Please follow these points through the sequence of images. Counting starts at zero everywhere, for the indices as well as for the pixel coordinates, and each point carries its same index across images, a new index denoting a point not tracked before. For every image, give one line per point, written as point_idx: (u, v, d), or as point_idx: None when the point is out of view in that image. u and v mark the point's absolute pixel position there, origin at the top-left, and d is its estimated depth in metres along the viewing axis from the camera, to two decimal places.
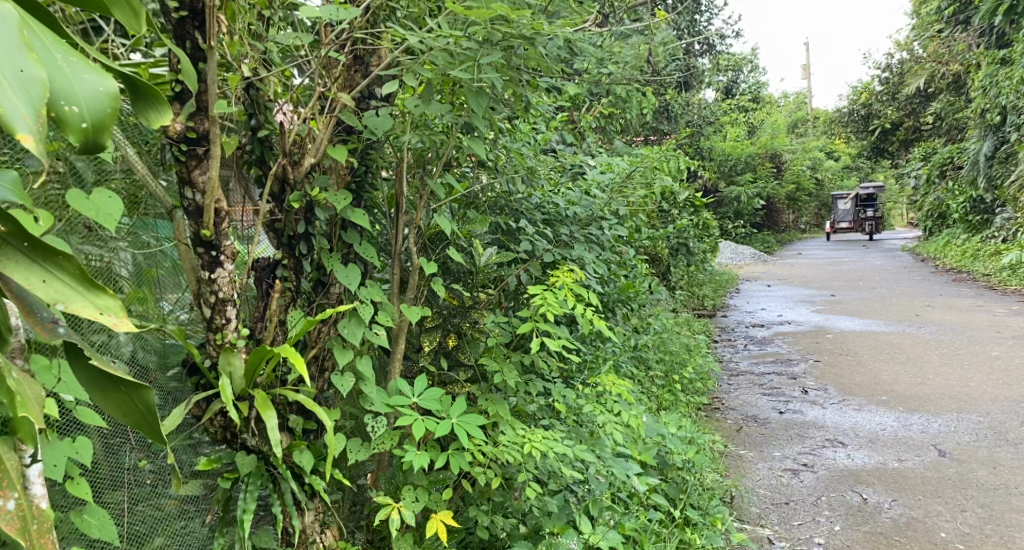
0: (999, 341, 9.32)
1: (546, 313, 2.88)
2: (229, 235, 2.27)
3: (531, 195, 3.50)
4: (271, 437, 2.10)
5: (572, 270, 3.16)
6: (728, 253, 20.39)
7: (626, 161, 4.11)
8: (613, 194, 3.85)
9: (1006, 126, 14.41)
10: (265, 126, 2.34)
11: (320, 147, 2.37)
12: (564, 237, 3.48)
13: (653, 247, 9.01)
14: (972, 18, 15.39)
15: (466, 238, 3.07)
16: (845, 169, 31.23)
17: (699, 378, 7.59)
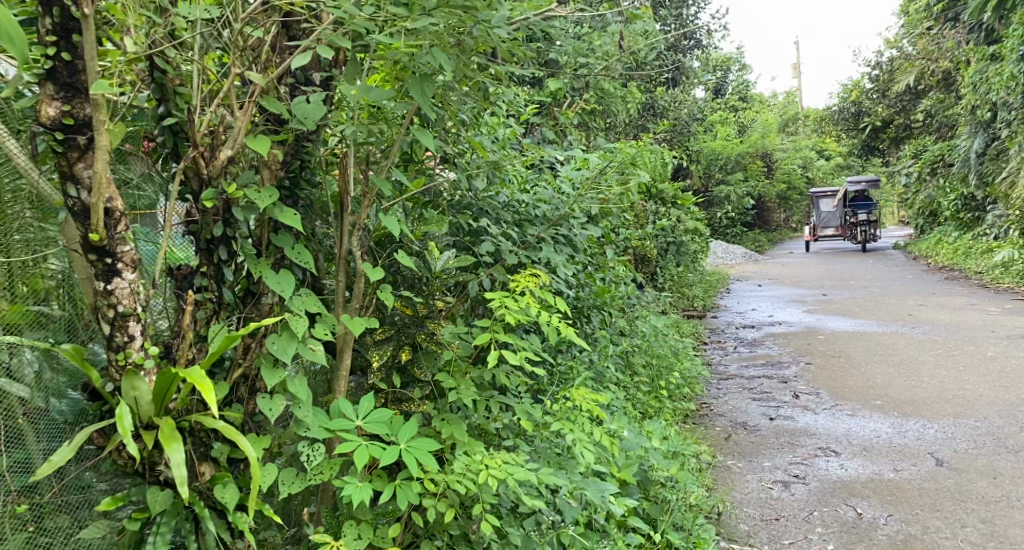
0: (993, 341, 9.11)
1: (506, 322, 2.68)
2: (127, 241, 2.12)
3: (497, 192, 3.35)
4: (178, 475, 1.94)
5: (538, 274, 2.91)
6: (718, 252, 20.15)
7: (601, 154, 3.87)
8: (588, 191, 3.59)
9: (997, 122, 14.22)
10: (172, 113, 2.20)
11: (238, 138, 2.19)
12: (531, 238, 3.28)
13: (639, 246, 8.76)
14: (963, 13, 15.18)
15: (419, 240, 2.92)
16: (836, 168, 31.00)
17: (687, 383, 7.34)
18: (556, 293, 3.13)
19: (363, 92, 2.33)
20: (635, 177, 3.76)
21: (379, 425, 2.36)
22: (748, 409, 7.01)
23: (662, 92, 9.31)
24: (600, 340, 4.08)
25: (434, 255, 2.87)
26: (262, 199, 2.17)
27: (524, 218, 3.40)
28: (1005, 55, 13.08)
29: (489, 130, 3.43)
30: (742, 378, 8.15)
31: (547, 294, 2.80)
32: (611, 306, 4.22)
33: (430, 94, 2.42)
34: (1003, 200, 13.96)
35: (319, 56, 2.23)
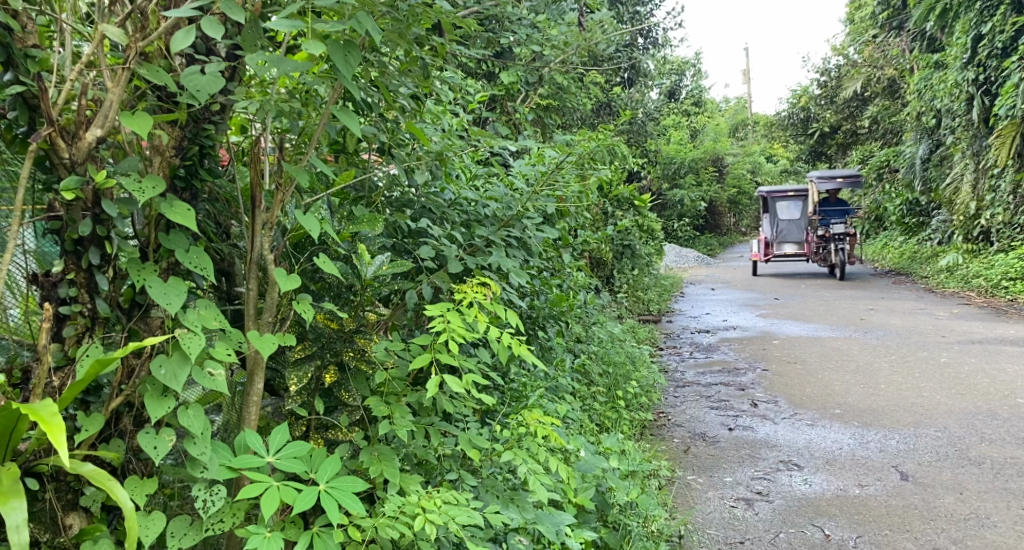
0: (945, 347, 9.01)
1: (449, 341, 2.32)
2: None
3: (443, 190, 3.04)
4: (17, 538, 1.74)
5: (488, 284, 2.56)
6: (671, 256, 19.94)
7: (554, 147, 3.54)
8: (539, 186, 3.25)
9: (941, 129, 14.27)
10: (19, 81, 1.93)
11: (109, 115, 1.98)
12: (479, 241, 2.94)
13: (594, 249, 8.48)
14: (909, 20, 15.20)
15: (347, 242, 2.60)
16: (784, 172, 31.06)
17: (644, 392, 7.04)
18: (512, 304, 2.79)
19: (273, 64, 2.09)
20: (592, 172, 3.44)
21: (293, 463, 2.19)
22: (706, 418, 6.74)
23: (617, 93, 9.05)
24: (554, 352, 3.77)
25: (364, 258, 2.55)
26: (143, 190, 1.98)
27: (470, 219, 3.06)
28: (948, 62, 13.12)
29: (428, 120, 3.10)
30: (699, 385, 7.90)
31: (499, 303, 2.47)
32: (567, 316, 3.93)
33: (353, 65, 2.14)
34: (948, 206, 13.97)
35: (207, 31, 1.98)
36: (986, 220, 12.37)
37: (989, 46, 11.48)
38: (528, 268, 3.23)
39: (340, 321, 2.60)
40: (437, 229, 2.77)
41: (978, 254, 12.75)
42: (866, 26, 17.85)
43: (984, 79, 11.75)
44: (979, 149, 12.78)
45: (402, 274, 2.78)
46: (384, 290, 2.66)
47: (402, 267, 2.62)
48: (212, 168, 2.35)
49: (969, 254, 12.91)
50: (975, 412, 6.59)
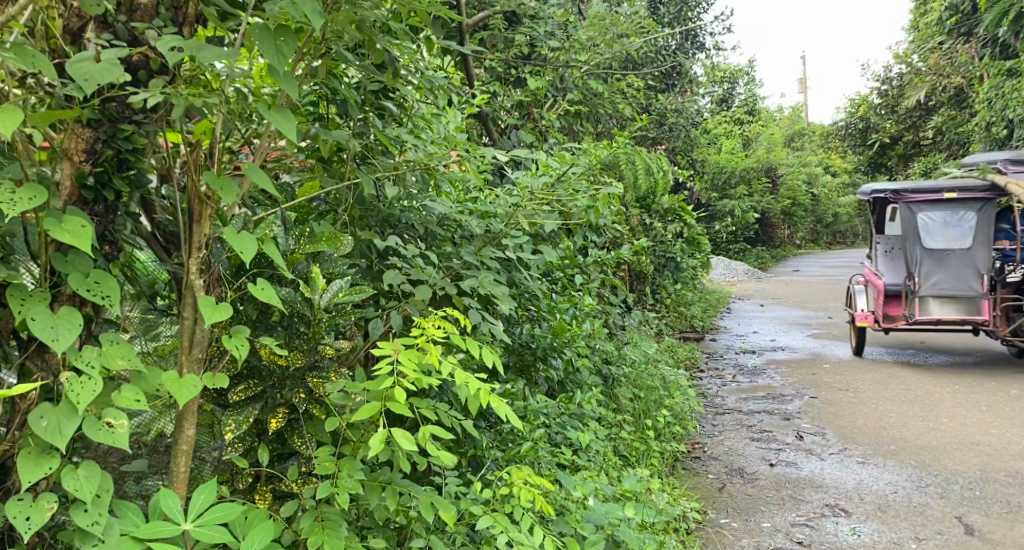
0: (1014, 377, 8.33)
1: (399, 390, 1.91)
2: None
3: (429, 201, 2.81)
4: None
5: (459, 316, 2.14)
6: (719, 269, 19.31)
7: (562, 164, 3.22)
8: (529, 206, 2.97)
9: (1012, 140, 13.50)
10: None
11: None
12: (456, 263, 2.65)
13: (632, 263, 8.01)
14: (979, 27, 14.44)
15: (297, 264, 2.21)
16: (841, 184, 30.13)
17: (677, 421, 6.56)
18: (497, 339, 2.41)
19: (192, 51, 1.81)
20: (600, 191, 3.12)
21: (213, 532, 1.84)
22: (744, 451, 6.25)
23: (660, 101, 8.61)
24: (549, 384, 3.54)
25: (316, 282, 2.15)
26: (17, 201, 1.67)
27: (450, 237, 2.81)
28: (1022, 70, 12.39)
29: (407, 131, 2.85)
30: (739, 413, 7.39)
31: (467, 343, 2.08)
32: (570, 347, 3.59)
33: (284, 53, 1.83)
34: None
35: None
36: None
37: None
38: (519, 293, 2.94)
39: (291, 356, 2.17)
40: (410, 247, 2.44)
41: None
42: (932, 32, 17.13)
43: None
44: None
45: (375, 292, 2.46)
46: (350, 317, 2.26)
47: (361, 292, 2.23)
48: (134, 178, 2.02)
49: None
50: None
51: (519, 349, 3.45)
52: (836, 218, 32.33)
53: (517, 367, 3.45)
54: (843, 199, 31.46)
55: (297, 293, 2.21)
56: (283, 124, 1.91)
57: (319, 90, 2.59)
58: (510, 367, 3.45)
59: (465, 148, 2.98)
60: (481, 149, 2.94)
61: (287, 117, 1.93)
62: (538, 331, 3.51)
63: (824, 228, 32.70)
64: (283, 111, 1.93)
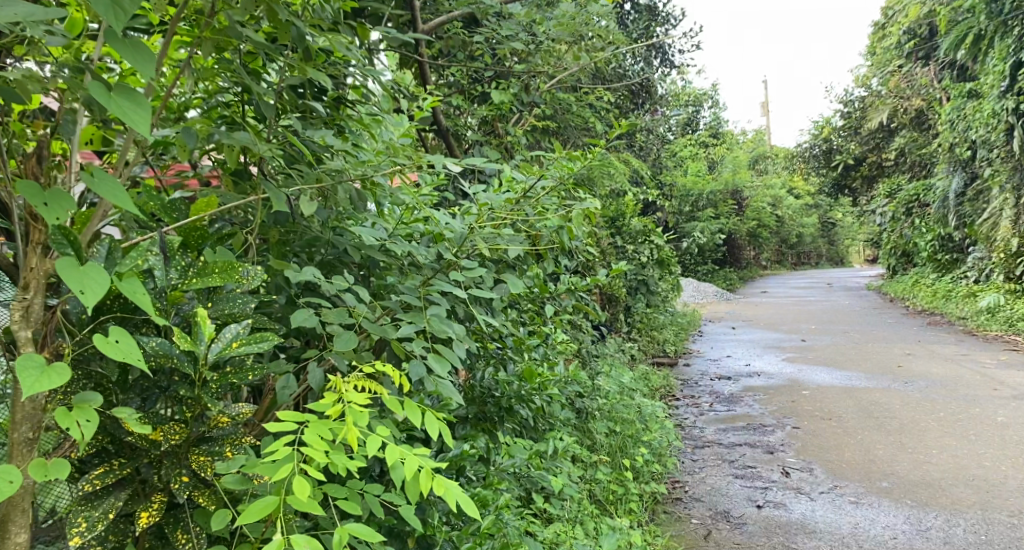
0: (995, 402, 8.01)
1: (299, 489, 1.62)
2: None
3: (368, 224, 2.38)
4: None
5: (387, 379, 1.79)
6: (689, 292, 18.92)
7: (526, 176, 2.80)
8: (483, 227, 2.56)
9: (977, 161, 13.41)
10: None
11: None
12: (393, 301, 2.22)
13: (605, 286, 7.55)
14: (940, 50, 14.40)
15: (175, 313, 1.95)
16: (802, 206, 30.11)
17: (657, 458, 6.06)
18: (451, 397, 2.00)
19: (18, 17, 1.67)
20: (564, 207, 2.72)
21: None
22: (730, 490, 5.77)
23: (630, 119, 8.22)
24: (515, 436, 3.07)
25: (200, 328, 1.91)
26: None
27: (391, 264, 2.38)
28: (985, 91, 12.30)
29: (338, 140, 2.40)
30: (719, 446, 6.93)
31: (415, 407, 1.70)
32: (537, 390, 3.12)
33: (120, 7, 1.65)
34: (986, 242, 13.00)
35: None
36: None
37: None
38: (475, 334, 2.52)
39: (166, 431, 1.93)
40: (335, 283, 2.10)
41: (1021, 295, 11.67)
42: (891, 56, 17.10)
43: None
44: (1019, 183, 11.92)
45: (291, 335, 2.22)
46: (250, 372, 2.00)
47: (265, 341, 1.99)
48: None
49: (1010, 295, 11.82)
50: None
51: (479, 397, 2.99)
52: (799, 240, 32.21)
53: (478, 418, 2.97)
54: (805, 221, 31.42)
55: (177, 345, 1.94)
56: (136, 114, 1.71)
57: (233, 92, 2.20)
58: (470, 417, 2.97)
59: (411, 160, 2.56)
60: (431, 159, 2.50)
61: (141, 109, 1.72)
62: (503, 375, 3.04)
63: (788, 250, 32.57)
64: (131, 97, 1.71)
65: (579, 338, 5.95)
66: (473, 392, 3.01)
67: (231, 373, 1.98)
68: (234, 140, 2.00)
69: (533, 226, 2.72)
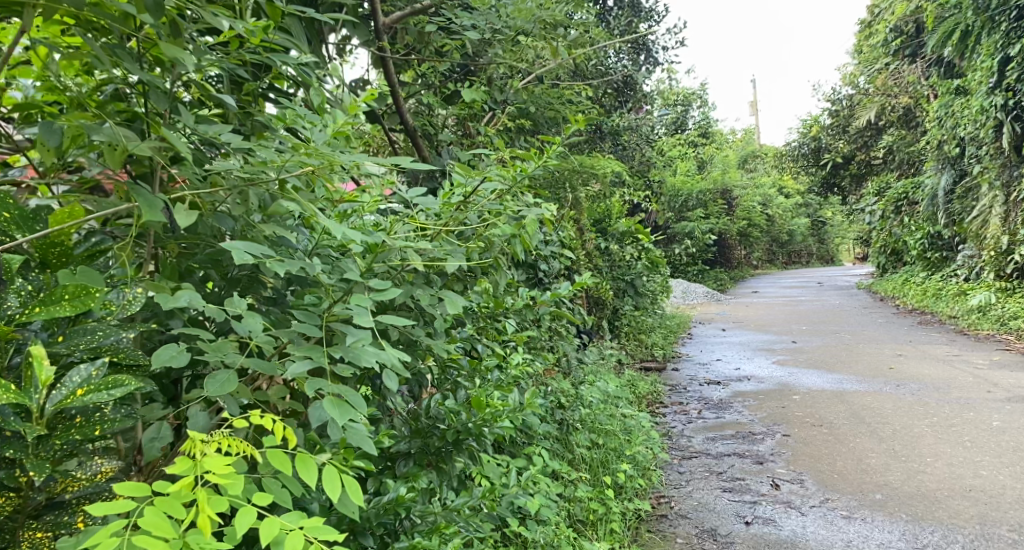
0: (986, 405, 7.78)
1: None
2: None
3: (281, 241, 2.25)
4: None
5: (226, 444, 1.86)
6: (679, 293, 18.65)
7: (467, 177, 2.71)
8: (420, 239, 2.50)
9: (965, 158, 13.22)
10: None
11: None
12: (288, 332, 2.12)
13: (589, 289, 7.28)
14: (928, 47, 14.22)
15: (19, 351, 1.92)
16: (793, 204, 29.88)
17: (641, 472, 5.78)
18: (364, 448, 1.95)
19: None
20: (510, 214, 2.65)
21: None
22: (717, 505, 5.49)
23: (613, 118, 7.97)
24: (463, 469, 2.79)
25: (35, 373, 1.82)
26: None
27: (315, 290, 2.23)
28: (973, 88, 12.10)
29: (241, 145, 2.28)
30: (707, 457, 6.66)
31: (284, 461, 1.83)
32: (488, 419, 2.84)
33: None
34: (975, 240, 12.79)
35: None
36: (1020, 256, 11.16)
37: (1019, 69, 10.65)
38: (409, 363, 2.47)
39: None
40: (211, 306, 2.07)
41: (1012, 292, 11.42)
42: (877, 54, 16.91)
43: (1012, 105, 10.82)
44: (1009, 179, 11.71)
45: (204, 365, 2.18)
46: (100, 424, 1.90)
47: (122, 388, 1.90)
48: None
49: (1002, 293, 11.56)
50: None
51: (424, 431, 2.71)
52: (791, 239, 32.00)
53: (423, 454, 2.68)
54: (796, 220, 31.19)
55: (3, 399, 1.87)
56: None
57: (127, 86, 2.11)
58: (414, 453, 2.67)
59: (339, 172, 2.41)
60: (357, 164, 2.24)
61: None
62: (451, 406, 2.78)
63: (779, 249, 32.37)
64: None
65: (560, 346, 5.66)
66: (419, 424, 2.72)
67: (79, 426, 1.89)
68: (108, 135, 1.97)
69: (477, 235, 2.65)
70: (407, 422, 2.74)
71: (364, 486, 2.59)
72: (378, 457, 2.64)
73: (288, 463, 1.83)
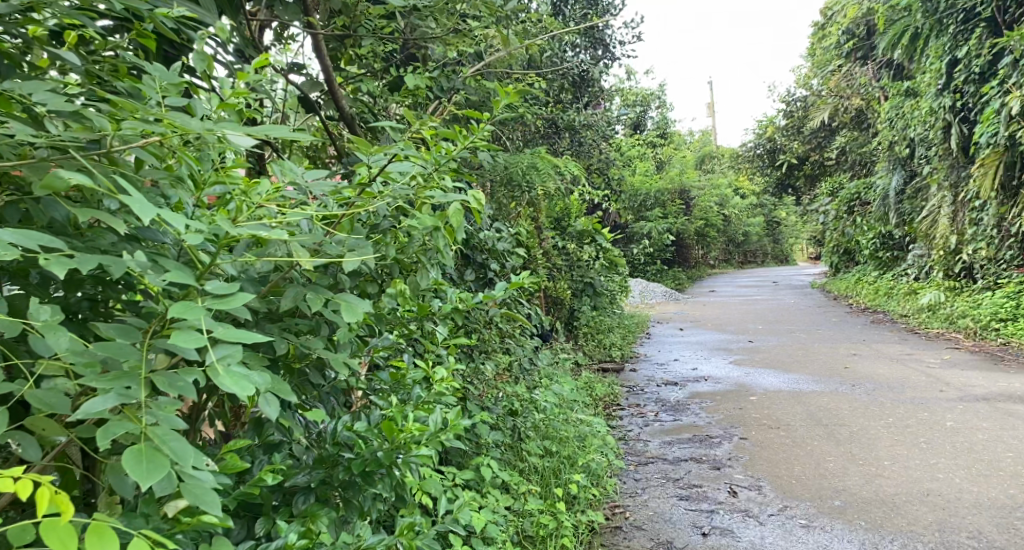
0: (941, 405, 7.68)
1: None
2: None
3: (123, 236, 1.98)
4: None
5: None
6: (638, 293, 18.54)
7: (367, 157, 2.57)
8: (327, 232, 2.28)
9: (916, 159, 13.26)
10: None
11: None
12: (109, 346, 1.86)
13: (545, 289, 7.04)
14: (879, 48, 14.24)
15: None
16: (748, 204, 30.02)
17: (595, 481, 5.54)
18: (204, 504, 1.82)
19: None
20: (431, 202, 2.49)
21: None
22: (673, 515, 5.28)
23: (570, 114, 7.74)
24: (373, 503, 2.51)
25: None
26: None
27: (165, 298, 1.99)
28: (922, 89, 12.13)
29: (75, 114, 2.00)
30: (664, 462, 6.45)
31: (66, 537, 1.64)
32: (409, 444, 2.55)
33: None
34: (925, 240, 12.82)
35: None
36: (968, 255, 11.12)
37: (966, 71, 10.64)
38: (312, 381, 2.32)
39: None
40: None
41: (961, 291, 11.41)
42: (829, 56, 16.93)
43: (962, 106, 10.84)
44: (958, 180, 11.73)
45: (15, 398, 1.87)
46: None
47: None
48: None
49: (950, 292, 11.55)
50: (1013, 509, 5.28)
51: (328, 459, 2.44)
52: (746, 239, 32.21)
53: (326, 488, 2.42)
54: (751, 220, 31.37)
55: None
56: None
57: None
58: (315, 487, 2.42)
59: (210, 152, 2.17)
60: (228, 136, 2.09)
61: None
62: (362, 430, 2.50)
63: (734, 249, 32.58)
64: None
65: (512, 350, 5.40)
66: (323, 453, 2.45)
67: None
68: None
69: (394, 228, 2.42)
70: (309, 451, 2.48)
71: (254, 529, 2.31)
72: (274, 493, 2.39)
73: (73, 541, 1.64)
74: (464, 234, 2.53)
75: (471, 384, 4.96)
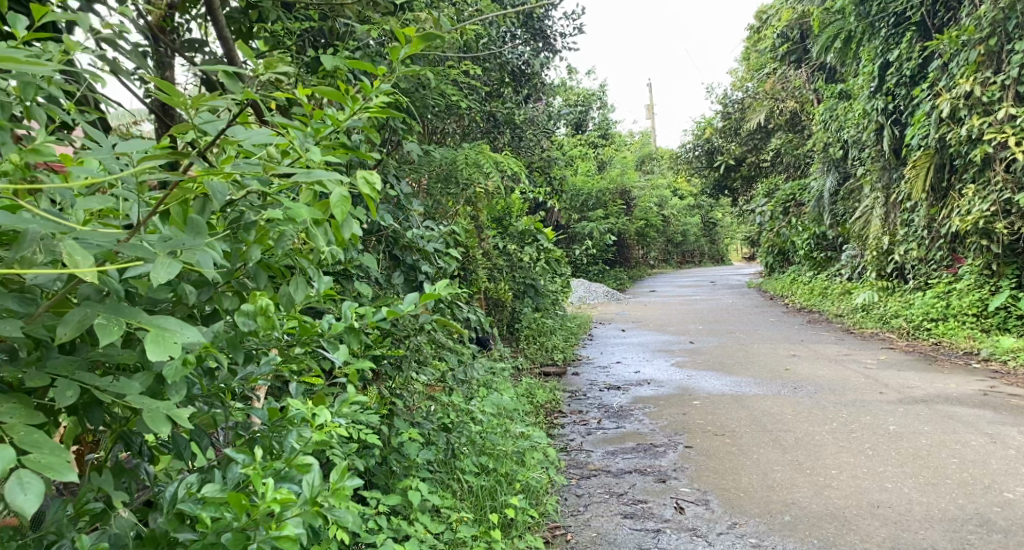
0: (882, 408, 7.47)
1: None
2: None
3: None
4: None
5: None
6: (580, 294, 18.24)
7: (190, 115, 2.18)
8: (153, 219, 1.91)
9: (849, 160, 13.16)
10: None
11: None
12: None
13: (482, 291, 6.62)
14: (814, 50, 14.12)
15: None
16: (685, 205, 30.01)
17: (531, 498, 5.14)
18: None
19: None
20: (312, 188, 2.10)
21: None
22: (618, 535, 4.91)
23: (505, 107, 7.30)
24: None
25: None
26: None
27: None
28: (858, 91, 12.01)
29: None
30: (607, 475, 6.09)
31: None
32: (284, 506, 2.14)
33: None
34: (858, 241, 12.73)
35: None
36: (900, 256, 10.94)
37: (898, 74, 10.51)
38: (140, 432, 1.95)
39: None
40: None
41: (892, 292, 11.33)
42: (765, 58, 16.81)
43: (894, 108, 10.76)
44: (890, 182, 11.64)
45: None
46: None
47: None
48: None
49: (883, 293, 11.42)
50: (963, 520, 5.05)
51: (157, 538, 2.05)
52: (684, 239, 32.23)
53: None
54: (689, 220, 31.36)
55: None
56: None
57: None
58: None
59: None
60: None
61: None
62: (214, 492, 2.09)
63: (673, 249, 32.56)
64: None
65: (444, 358, 4.95)
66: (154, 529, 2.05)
67: None
68: None
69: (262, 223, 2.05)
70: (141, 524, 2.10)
71: None
72: None
73: None
74: (352, 231, 2.12)
75: (396, 398, 4.51)
